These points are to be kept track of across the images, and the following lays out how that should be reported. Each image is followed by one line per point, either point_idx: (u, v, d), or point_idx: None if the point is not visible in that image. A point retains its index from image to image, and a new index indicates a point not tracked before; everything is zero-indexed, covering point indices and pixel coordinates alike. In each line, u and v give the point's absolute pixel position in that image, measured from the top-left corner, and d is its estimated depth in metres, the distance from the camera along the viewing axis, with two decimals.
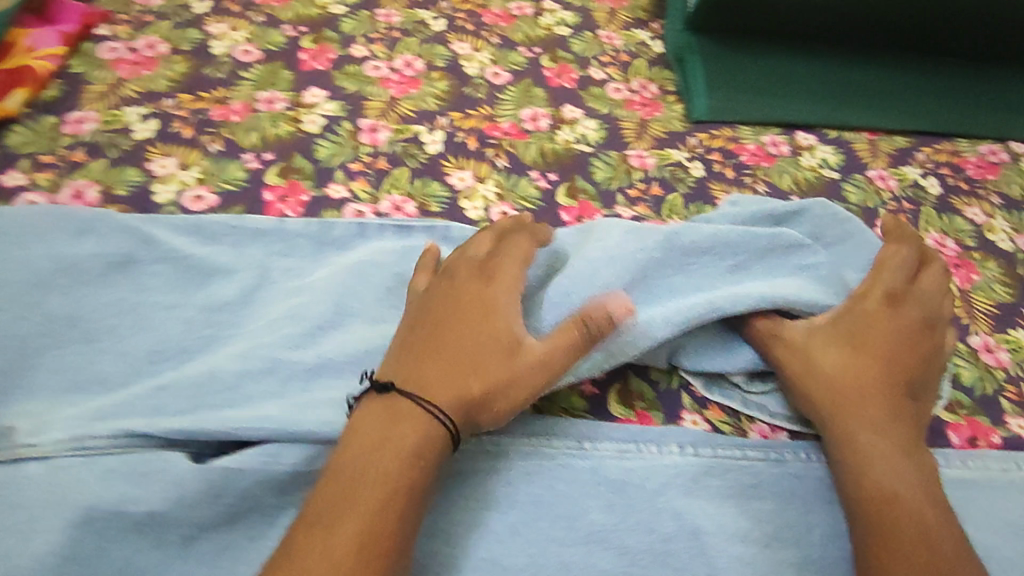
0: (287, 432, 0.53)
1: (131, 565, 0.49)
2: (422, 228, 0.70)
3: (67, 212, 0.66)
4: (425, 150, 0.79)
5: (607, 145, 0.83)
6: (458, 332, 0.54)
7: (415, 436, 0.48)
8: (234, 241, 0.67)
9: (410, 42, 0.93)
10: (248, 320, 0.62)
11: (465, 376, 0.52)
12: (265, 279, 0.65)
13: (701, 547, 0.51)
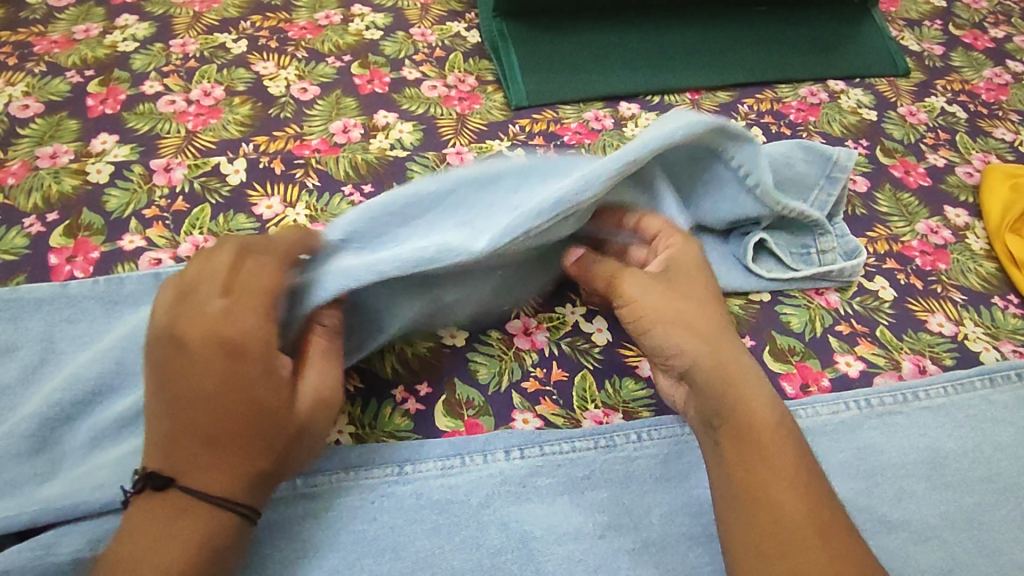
0: (51, 512, 0.49)
1: None
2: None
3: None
4: (227, 182, 0.75)
5: (422, 147, 0.81)
6: (221, 412, 0.46)
7: (201, 528, 0.44)
8: (11, 315, 0.61)
9: (209, 70, 0.88)
10: (26, 401, 0.56)
11: (252, 460, 0.46)
12: (50, 354, 0.59)
13: (529, 555, 0.50)
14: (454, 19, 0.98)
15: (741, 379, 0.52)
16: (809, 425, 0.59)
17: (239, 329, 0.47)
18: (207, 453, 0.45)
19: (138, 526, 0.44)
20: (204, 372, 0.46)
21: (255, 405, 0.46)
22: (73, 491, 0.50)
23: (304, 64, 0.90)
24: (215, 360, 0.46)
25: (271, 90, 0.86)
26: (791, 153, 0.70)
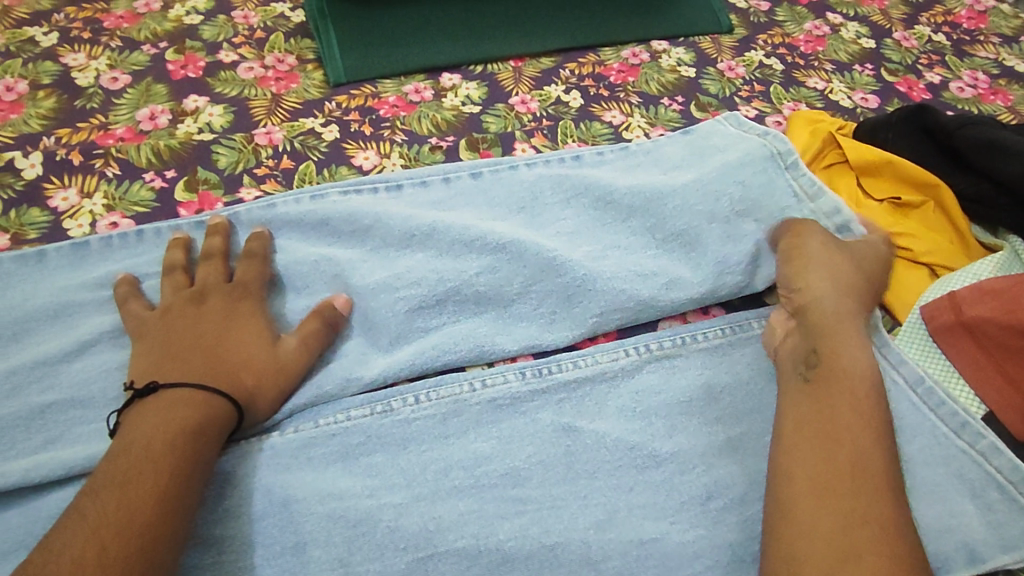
0: None
1: None
2: (14, 257, 0.64)
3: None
4: (21, 177, 0.73)
5: (232, 128, 0.80)
6: (203, 328, 0.55)
7: (188, 413, 0.49)
8: None
9: (12, 65, 0.85)
10: None
11: (215, 369, 0.53)
12: None
13: (289, 516, 0.51)
14: (279, 0, 0.97)
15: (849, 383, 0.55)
16: (588, 373, 0.59)
17: (243, 311, 0.58)
18: (187, 354, 0.53)
19: (163, 406, 0.50)
20: (207, 319, 0.56)
21: (235, 333, 0.56)
22: None
23: (116, 53, 0.88)
24: (210, 304, 0.57)
25: (78, 81, 0.84)
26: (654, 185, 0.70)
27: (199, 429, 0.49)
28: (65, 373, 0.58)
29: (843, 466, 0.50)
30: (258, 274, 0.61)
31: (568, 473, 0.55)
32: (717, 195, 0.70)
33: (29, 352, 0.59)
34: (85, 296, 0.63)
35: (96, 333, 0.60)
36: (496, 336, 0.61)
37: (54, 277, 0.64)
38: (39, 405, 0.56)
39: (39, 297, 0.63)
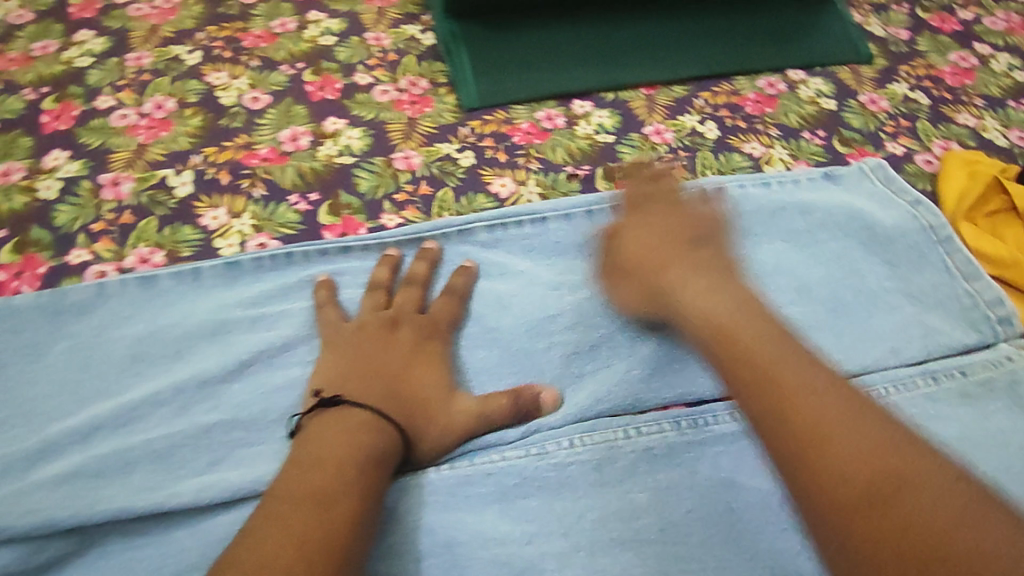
0: None
1: None
2: (172, 274, 0.66)
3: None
4: (174, 194, 0.76)
5: (371, 151, 0.81)
6: (396, 358, 0.56)
7: (373, 438, 0.50)
8: None
9: (162, 83, 0.89)
10: None
11: (403, 404, 0.54)
12: None
13: (454, 559, 0.51)
14: (409, 22, 0.99)
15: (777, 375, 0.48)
16: (744, 427, 0.58)
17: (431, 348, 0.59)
18: (373, 378, 0.54)
19: (343, 425, 0.50)
20: (398, 349, 0.57)
21: (425, 373, 0.57)
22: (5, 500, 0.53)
23: (257, 73, 0.90)
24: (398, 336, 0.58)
25: (222, 100, 0.87)
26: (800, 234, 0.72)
27: (380, 458, 0.50)
28: (225, 394, 0.59)
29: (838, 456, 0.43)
30: (443, 309, 0.62)
31: (731, 531, 0.53)
32: (863, 267, 0.70)
33: (187, 369, 0.60)
34: (238, 315, 0.64)
35: (247, 352, 0.61)
36: (650, 383, 0.60)
37: (211, 294, 0.65)
38: (205, 425, 0.57)
39: (195, 313, 0.64)
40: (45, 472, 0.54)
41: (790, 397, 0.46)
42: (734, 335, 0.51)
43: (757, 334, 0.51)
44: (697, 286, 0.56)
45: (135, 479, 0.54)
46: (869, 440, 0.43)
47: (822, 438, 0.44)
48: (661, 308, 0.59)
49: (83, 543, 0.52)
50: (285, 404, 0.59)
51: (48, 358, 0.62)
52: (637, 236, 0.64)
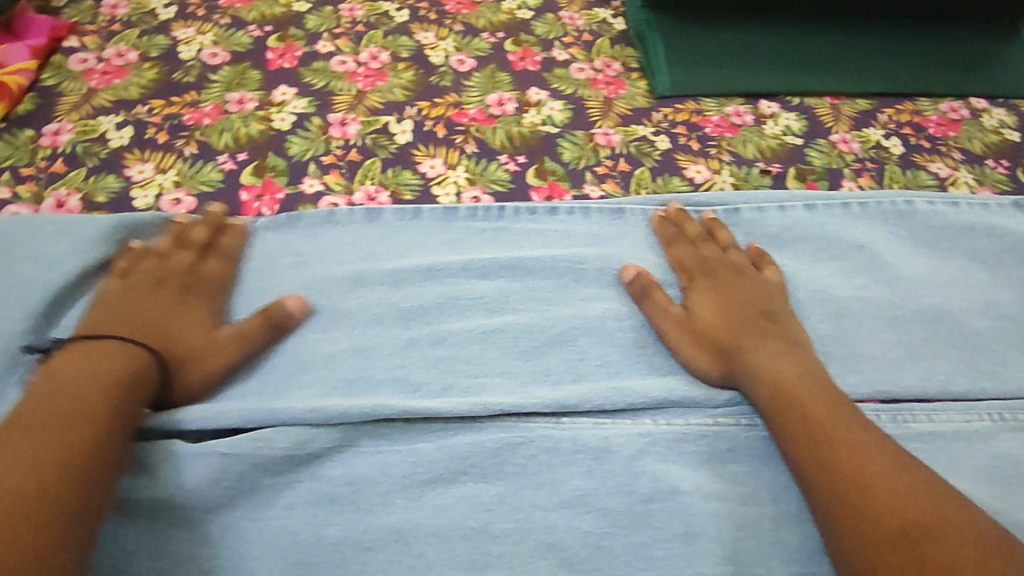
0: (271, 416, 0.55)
1: (140, 547, 0.51)
2: (395, 211, 0.73)
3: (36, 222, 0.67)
4: (394, 140, 0.81)
5: (572, 125, 0.86)
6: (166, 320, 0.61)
7: (116, 370, 0.54)
8: None
9: (375, 35, 0.94)
10: (225, 311, 0.65)
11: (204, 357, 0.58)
12: (239, 275, 0.68)
13: (677, 505, 0.55)
14: (602, 6, 1.03)
15: (836, 433, 0.54)
16: (939, 429, 0.61)
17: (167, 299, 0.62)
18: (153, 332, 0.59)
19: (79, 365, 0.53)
20: (143, 302, 0.61)
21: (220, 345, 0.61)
22: (263, 389, 0.59)
23: (461, 37, 0.96)
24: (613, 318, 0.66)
25: (431, 59, 0.92)
26: (989, 253, 0.74)
27: (119, 383, 0.53)
28: (452, 326, 0.64)
29: (889, 493, 0.49)
30: (651, 300, 0.66)
31: None
32: None
33: (414, 301, 0.66)
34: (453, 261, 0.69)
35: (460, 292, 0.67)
36: (848, 375, 0.64)
37: (427, 233, 0.72)
38: (434, 357, 0.62)
39: (413, 250, 0.70)
40: (298, 378, 0.60)
41: (874, 460, 0.52)
42: (798, 399, 0.57)
43: (829, 404, 0.56)
44: (777, 352, 0.61)
45: (383, 391, 0.59)
46: (925, 491, 0.49)
47: (870, 484, 0.50)
48: (722, 366, 0.62)
49: (344, 439, 0.55)
50: (507, 344, 0.64)
51: (278, 275, 0.68)
52: (734, 283, 0.67)
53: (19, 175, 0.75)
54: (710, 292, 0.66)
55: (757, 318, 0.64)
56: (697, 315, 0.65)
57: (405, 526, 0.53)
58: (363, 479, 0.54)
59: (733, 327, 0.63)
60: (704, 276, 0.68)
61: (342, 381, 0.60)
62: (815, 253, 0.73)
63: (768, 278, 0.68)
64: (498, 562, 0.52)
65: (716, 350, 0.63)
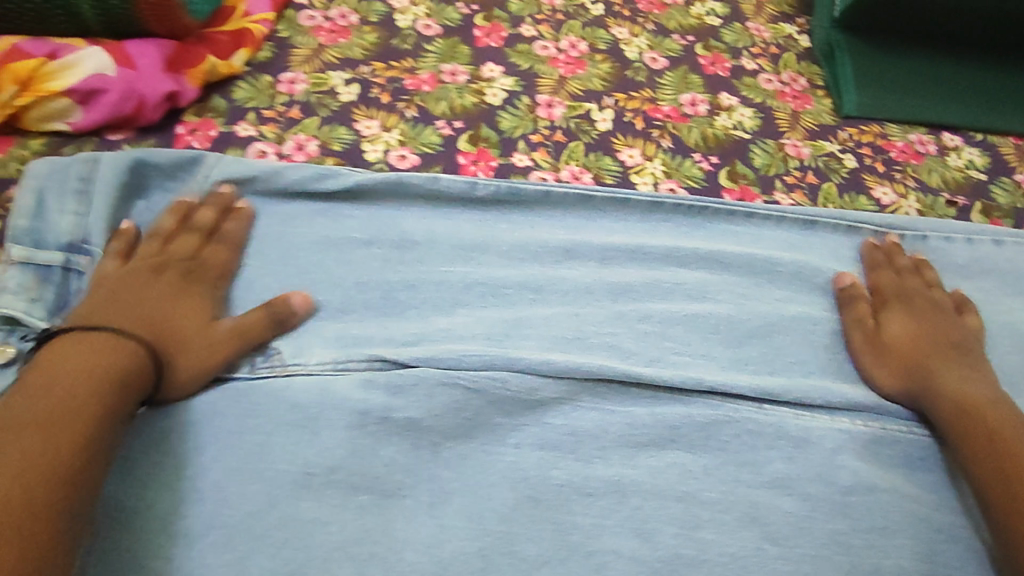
0: (505, 363, 0.61)
1: (394, 463, 0.56)
2: (604, 197, 0.77)
3: (272, 173, 0.71)
4: (596, 127, 0.85)
5: (761, 133, 0.89)
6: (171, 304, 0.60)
7: (98, 378, 0.51)
8: (428, 199, 0.73)
9: (574, 24, 0.99)
10: (432, 260, 0.68)
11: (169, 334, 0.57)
12: (445, 225, 0.72)
13: (876, 500, 0.59)
14: (786, 21, 1.07)
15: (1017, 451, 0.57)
16: None
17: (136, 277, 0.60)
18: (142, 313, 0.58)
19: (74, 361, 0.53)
20: (127, 284, 0.59)
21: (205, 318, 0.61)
22: (490, 332, 0.65)
23: (653, 36, 1.00)
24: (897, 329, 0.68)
25: (627, 53, 0.97)
26: None
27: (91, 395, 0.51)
28: (659, 307, 0.69)
29: None
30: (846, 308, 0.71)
31: None
32: None
33: (627, 277, 0.71)
34: (658, 246, 0.74)
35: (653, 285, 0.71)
36: None
37: (635, 222, 0.77)
38: (644, 330, 0.67)
39: (616, 234, 0.75)
40: (517, 332, 0.65)
41: None
42: (984, 421, 0.60)
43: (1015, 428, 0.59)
44: (967, 378, 0.63)
45: (599, 356, 0.64)
46: None
47: None
48: (906, 385, 0.65)
49: (568, 392, 0.61)
50: (709, 327, 0.68)
51: (497, 234, 0.73)
52: (929, 313, 0.69)
53: (261, 116, 0.81)
54: (905, 315, 0.69)
55: (949, 347, 0.66)
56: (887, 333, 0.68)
57: (624, 480, 0.58)
58: (583, 431, 0.60)
59: (923, 352, 0.66)
60: (899, 301, 0.71)
61: (561, 341, 0.65)
62: (1000, 288, 0.76)
63: (968, 324, 0.70)
64: (707, 526, 0.56)
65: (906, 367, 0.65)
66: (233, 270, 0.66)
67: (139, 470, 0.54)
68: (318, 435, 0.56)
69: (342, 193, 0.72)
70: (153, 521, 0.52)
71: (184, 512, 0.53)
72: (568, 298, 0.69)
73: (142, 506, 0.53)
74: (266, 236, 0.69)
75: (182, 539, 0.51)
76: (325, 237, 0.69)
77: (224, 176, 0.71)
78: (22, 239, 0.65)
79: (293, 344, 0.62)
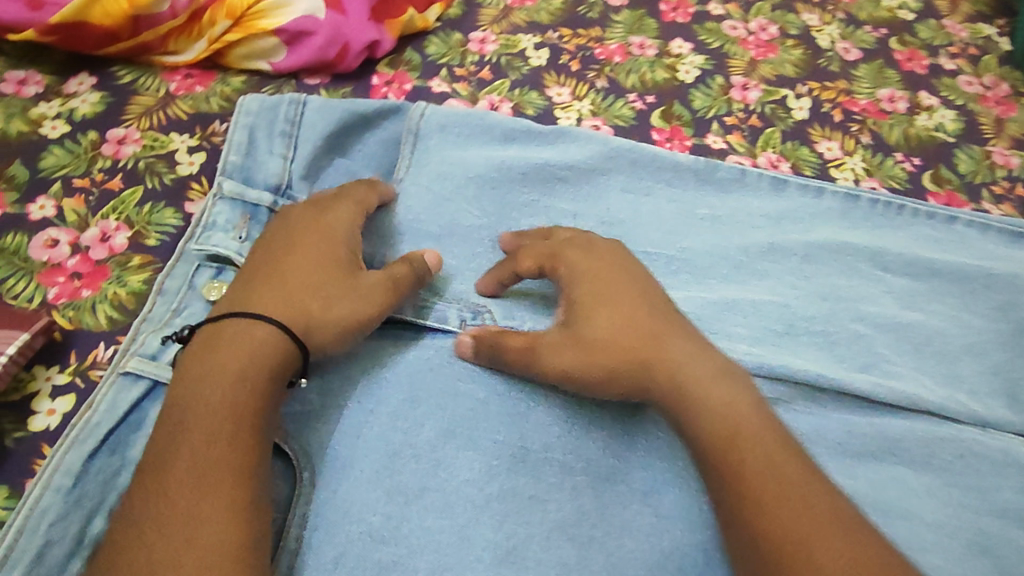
0: (723, 354, 0.58)
1: (609, 446, 0.54)
2: (799, 185, 0.72)
3: (485, 122, 0.69)
4: (792, 115, 0.82)
5: (966, 137, 0.83)
6: (289, 260, 0.53)
7: (238, 354, 0.47)
8: (630, 167, 0.70)
9: (763, 6, 0.94)
10: (642, 235, 0.67)
11: (296, 295, 0.51)
12: (651, 201, 0.69)
13: None
14: (985, 21, 0.98)
15: (744, 453, 0.47)
16: None
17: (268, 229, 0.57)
18: (259, 280, 0.52)
19: (207, 353, 0.47)
20: (257, 246, 0.55)
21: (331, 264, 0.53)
22: (698, 308, 0.62)
23: (846, 25, 0.94)
24: (624, 312, 0.54)
25: (819, 41, 0.91)
26: None
27: (237, 371, 0.46)
28: (872, 308, 0.65)
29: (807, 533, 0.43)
30: (504, 338, 0.54)
31: None
32: None
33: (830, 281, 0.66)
34: (861, 244, 0.69)
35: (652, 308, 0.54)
36: None
37: (827, 222, 0.71)
38: (857, 332, 0.63)
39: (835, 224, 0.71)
40: (729, 317, 0.62)
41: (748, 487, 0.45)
42: (739, 440, 0.47)
43: (722, 416, 0.48)
44: (688, 353, 0.52)
45: (812, 353, 0.62)
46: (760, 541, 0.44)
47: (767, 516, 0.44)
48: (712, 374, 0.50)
49: (784, 395, 0.59)
50: (919, 340, 0.64)
51: (695, 224, 0.68)
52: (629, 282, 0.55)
53: (453, 73, 0.80)
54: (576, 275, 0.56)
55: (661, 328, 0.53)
56: (588, 322, 0.54)
57: (844, 490, 0.55)
58: (797, 433, 0.57)
59: (631, 343, 0.52)
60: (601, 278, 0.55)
61: (770, 331, 0.62)
62: None
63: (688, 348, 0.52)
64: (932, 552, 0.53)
65: (628, 370, 0.52)
66: (438, 224, 0.63)
67: (351, 423, 0.52)
68: (535, 406, 0.54)
69: (526, 134, 0.69)
70: (362, 477, 0.50)
71: (398, 468, 0.51)
72: (775, 291, 0.65)
73: (353, 459, 0.51)
74: (466, 190, 0.65)
75: (397, 497, 0.50)
76: (535, 202, 0.67)
77: (438, 119, 0.68)
78: (233, 174, 0.63)
79: (503, 306, 0.60)
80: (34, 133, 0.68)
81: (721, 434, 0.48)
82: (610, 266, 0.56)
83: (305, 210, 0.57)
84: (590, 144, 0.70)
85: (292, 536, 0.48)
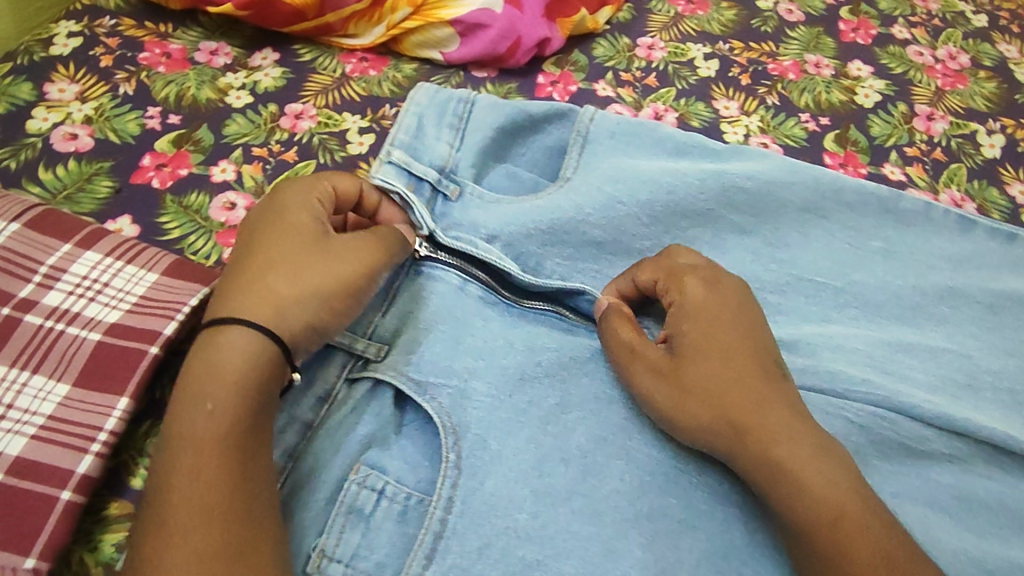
0: (896, 402, 0.53)
1: None
2: (990, 228, 0.66)
3: (656, 133, 0.68)
4: (982, 151, 0.76)
5: None
6: (276, 241, 0.49)
7: (241, 361, 0.44)
8: (811, 184, 0.65)
9: (954, 33, 0.87)
10: (809, 262, 0.62)
11: (274, 274, 0.47)
12: (825, 227, 0.64)
13: None
14: None
15: (845, 530, 0.43)
16: None
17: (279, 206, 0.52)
18: (256, 273, 0.47)
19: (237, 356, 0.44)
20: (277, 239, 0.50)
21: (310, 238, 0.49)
22: (869, 348, 0.57)
23: None
24: (719, 369, 0.49)
25: (1017, 75, 0.84)
26: None
27: (236, 378, 0.43)
28: None
29: None
30: (616, 333, 0.53)
31: None
32: None
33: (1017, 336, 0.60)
34: None
35: (762, 355, 0.51)
36: None
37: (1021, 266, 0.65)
38: None
39: (1003, 273, 0.64)
40: (903, 359, 0.57)
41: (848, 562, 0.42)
42: (838, 512, 0.44)
43: (817, 495, 0.44)
44: (792, 425, 0.47)
45: (995, 413, 0.56)
46: None
47: None
48: (788, 422, 0.47)
49: (962, 452, 0.53)
50: None
51: (869, 257, 0.63)
52: (721, 320, 0.51)
53: (618, 77, 0.79)
54: (686, 303, 0.53)
55: (761, 381, 0.49)
56: (687, 377, 0.49)
57: None
58: (974, 497, 0.52)
59: (722, 391, 0.48)
60: (699, 308, 0.52)
61: (950, 382, 0.57)
62: None
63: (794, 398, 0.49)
64: None
65: (722, 436, 0.48)
66: (601, 225, 0.61)
67: (502, 418, 0.51)
68: None
69: (699, 147, 0.67)
70: (512, 471, 0.49)
71: (547, 470, 0.49)
72: (954, 339, 0.60)
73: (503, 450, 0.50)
74: (636, 193, 0.63)
75: (543, 498, 0.48)
76: (704, 211, 0.63)
77: (609, 125, 0.67)
78: (403, 147, 0.61)
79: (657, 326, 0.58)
80: (221, 101, 0.72)
81: (823, 507, 0.44)
82: (717, 312, 0.52)
83: (299, 191, 0.52)
84: (766, 161, 0.66)
85: (434, 518, 0.47)
